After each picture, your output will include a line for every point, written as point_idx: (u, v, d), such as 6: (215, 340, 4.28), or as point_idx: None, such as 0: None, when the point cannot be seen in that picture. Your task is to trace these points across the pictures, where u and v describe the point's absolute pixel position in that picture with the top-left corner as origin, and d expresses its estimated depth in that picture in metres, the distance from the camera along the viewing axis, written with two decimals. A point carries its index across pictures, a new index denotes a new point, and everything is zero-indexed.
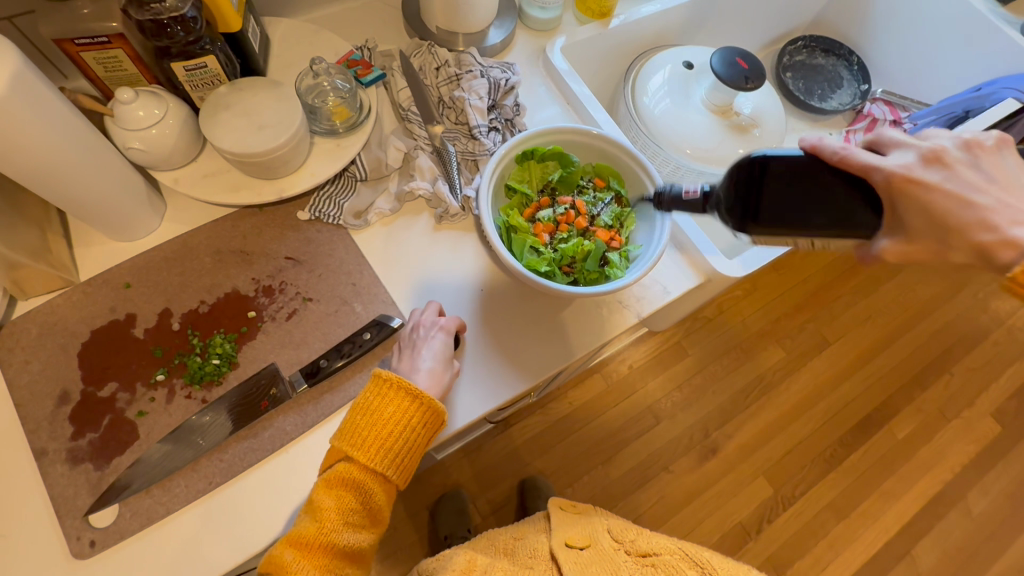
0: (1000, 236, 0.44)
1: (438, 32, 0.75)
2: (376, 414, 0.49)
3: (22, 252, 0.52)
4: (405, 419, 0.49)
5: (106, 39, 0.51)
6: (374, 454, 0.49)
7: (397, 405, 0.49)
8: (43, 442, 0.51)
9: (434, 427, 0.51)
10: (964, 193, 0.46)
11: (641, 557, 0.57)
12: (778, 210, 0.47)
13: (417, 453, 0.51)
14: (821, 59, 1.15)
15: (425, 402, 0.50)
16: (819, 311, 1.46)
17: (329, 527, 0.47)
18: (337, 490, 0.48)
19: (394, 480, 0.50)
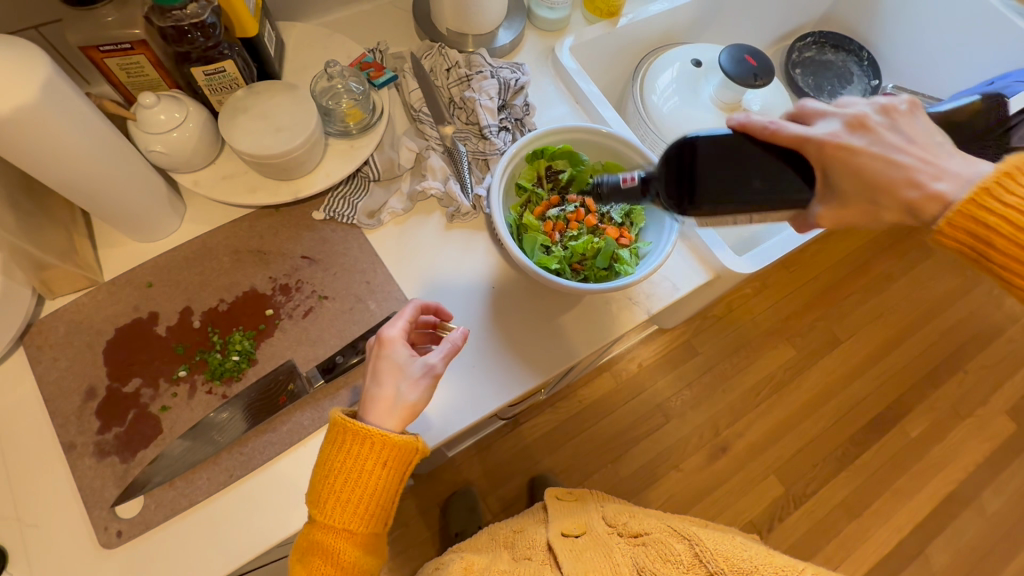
0: (925, 193, 0.45)
1: (448, 34, 0.76)
2: (327, 467, 0.46)
3: (51, 253, 0.54)
4: (356, 465, 0.46)
5: (129, 45, 0.53)
6: (332, 511, 0.46)
7: (347, 450, 0.46)
8: (72, 436, 0.53)
9: (403, 461, 0.47)
10: (886, 154, 0.46)
11: (633, 537, 0.59)
12: (714, 188, 0.49)
13: (386, 495, 0.47)
14: (830, 55, 1.14)
15: (377, 439, 0.45)
16: (831, 309, 1.46)
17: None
18: (307, 557, 0.46)
19: (367, 532, 0.47)
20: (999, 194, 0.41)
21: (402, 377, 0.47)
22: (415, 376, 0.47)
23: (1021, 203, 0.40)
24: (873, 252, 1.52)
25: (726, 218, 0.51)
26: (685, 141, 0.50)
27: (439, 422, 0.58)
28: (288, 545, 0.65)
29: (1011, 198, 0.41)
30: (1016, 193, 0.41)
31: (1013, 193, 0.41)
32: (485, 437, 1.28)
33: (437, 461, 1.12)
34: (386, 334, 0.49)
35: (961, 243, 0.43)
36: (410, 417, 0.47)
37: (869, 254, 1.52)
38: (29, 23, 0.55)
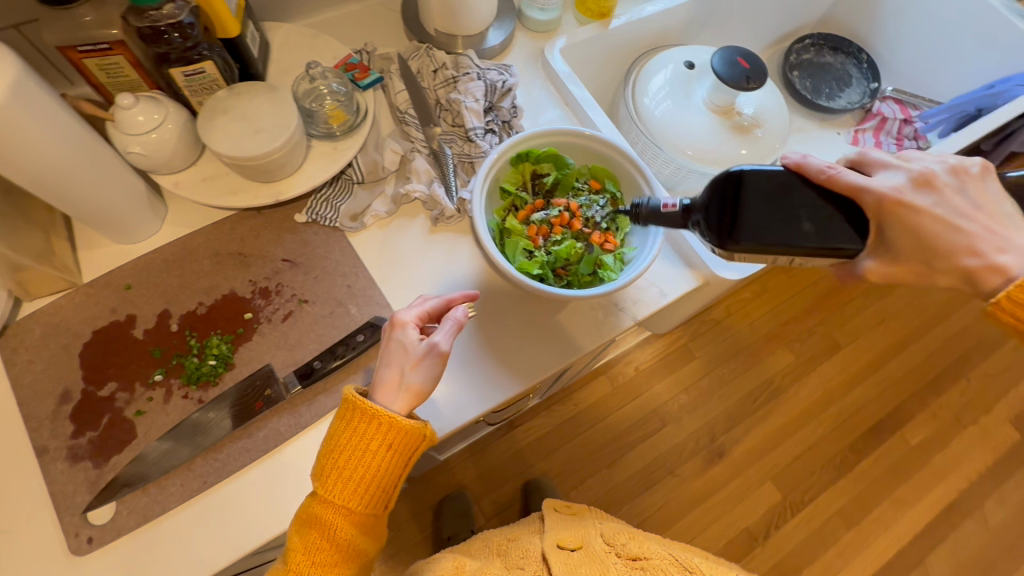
0: (985, 262, 0.48)
1: (437, 35, 0.75)
2: (335, 441, 0.46)
3: (27, 255, 0.54)
4: (364, 444, 0.45)
5: (107, 46, 0.52)
6: (334, 487, 0.45)
7: (355, 428, 0.45)
8: (45, 441, 0.52)
9: (410, 447, 0.46)
10: (950, 218, 0.48)
11: (631, 560, 0.57)
12: (768, 224, 0.45)
13: (388, 479, 0.46)
14: (830, 57, 1.13)
15: (387, 421, 0.45)
16: (831, 314, 1.44)
17: (298, 568, 0.45)
18: (304, 528, 0.46)
19: (366, 512, 0.47)
20: None
21: (408, 361, 0.47)
22: (420, 359, 0.47)
23: None
24: None
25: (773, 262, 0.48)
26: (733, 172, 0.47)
27: None
28: (269, 550, 0.65)
29: None
30: None
31: None
32: (478, 441, 1.27)
33: (428, 465, 1.12)
34: (399, 316, 0.49)
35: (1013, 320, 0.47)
36: (416, 401, 0.47)
37: None
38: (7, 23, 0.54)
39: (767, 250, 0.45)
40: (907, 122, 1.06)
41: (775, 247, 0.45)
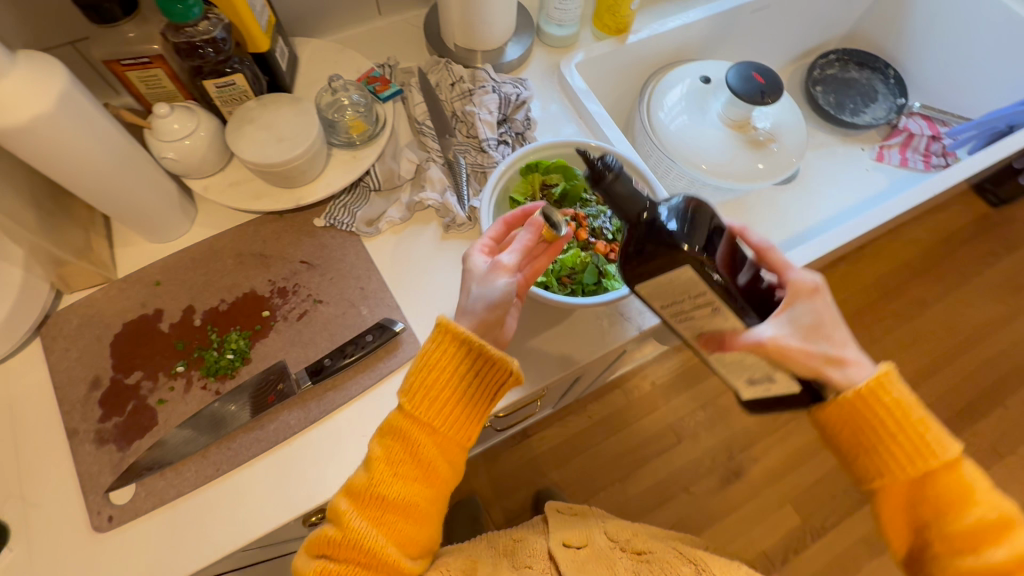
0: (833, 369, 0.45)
1: (456, 50, 0.79)
2: (427, 358, 0.45)
3: (68, 251, 0.58)
4: (456, 362, 0.45)
5: (147, 59, 0.57)
6: (421, 402, 0.45)
7: (450, 348, 0.45)
8: (75, 423, 0.56)
9: (500, 379, 0.46)
10: (839, 321, 0.47)
11: (636, 555, 0.60)
12: (710, 248, 0.48)
13: (477, 406, 0.46)
14: (855, 72, 1.12)
15: (482, 347, 0.44)
16: (858, 334, 1.41)
17: (381, 477, 0.44)
18: (387, 439, 0.45)
19: (453, 436, 0.46)
20: (888, 388, 0.44)
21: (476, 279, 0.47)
22: (487, 276, 0.46)
23: (900, 400, 0.44)
24: (903, 276, 1.47)
25: (687, 293, 0.45)
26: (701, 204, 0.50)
27: None
28: (288, 541, 0.68)
29: (895, 394, 0.44)
30: (897, 391, 0.44)
31: (896, 390, 0.44)
32: (491, 448, 1.28)
33: None
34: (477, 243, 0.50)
35: (841, 419, 0.45)
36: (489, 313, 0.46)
37: (900, 278, 1.47)
38: (62, 40, 0.60)
39: (698, 265, 0.46)
40: (935, 138, 1.03)
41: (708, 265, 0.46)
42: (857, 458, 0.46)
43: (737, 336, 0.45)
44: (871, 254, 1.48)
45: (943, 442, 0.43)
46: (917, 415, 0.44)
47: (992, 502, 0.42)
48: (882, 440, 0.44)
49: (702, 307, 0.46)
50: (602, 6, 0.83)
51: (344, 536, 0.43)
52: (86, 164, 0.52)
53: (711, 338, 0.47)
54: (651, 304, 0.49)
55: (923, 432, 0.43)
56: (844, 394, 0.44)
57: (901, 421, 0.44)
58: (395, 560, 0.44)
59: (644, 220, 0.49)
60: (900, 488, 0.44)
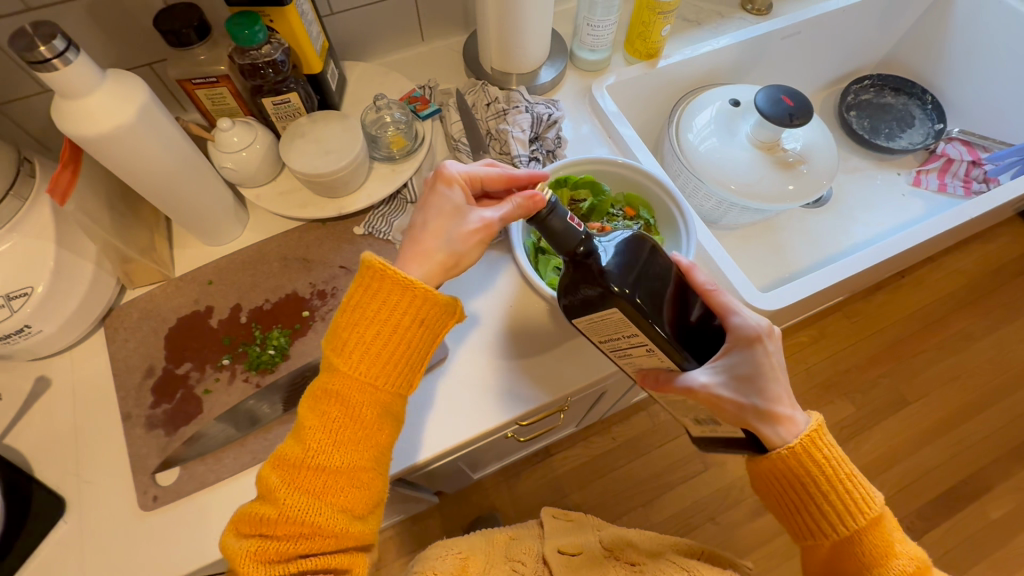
0: (771, 424, 0.47)
1: (493, 73, 0.84)
2: (359, 316, 0.46)
3: (134, 249, 0.64)
4: (395, 315, 0.46)
5: (215, 79, 0.63)
6: (357, 362, 0.46)
7: (383, 300, 0.46)
8: (129, 408, 0.60)
9: (439, 323, 0.49)
10: (777, 372, 0.48)
11: (630, 565, 0.58)
12: (647, 292, 0.45)
13: (415, 357, 0.48)
14: (891, 98, 1.12)
15: (418, 293, 0.46)
16: (898, 365, 1.36)
17: (317, 444, 0.45)
18: (321, 407, 0.46)
19: (392, 390, 0.47)
20: (821, 447, 0.48)
21: (458, 226, 0.49)
22: (469, 227, 0.50)
23: (832, 458, 0.48)
24: (948, 307, 1.42)
25: (620, 332, 0.47)
26: (640, 236, 0.48)
27: (444, 431, 0.61)
28: None
29: (827, 452, 0.48)
30: (829, 449, 0.48)
31: (828, 449, 0.48)
32: (513, 466, 1.28)
33: (461, 482, 1.14)
34: (448, 172, 0.51)
35: (778, 476, 0.48)
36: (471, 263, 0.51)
37: (944, 309, 1.42)
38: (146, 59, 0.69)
39: (631, 312, 0.44)
40: (975, 164, 1.03)
41: (645, 316, 0.45)
42: (793, 514, 0.50)
43: (670, 380, 0.48)
44: (911, 284, 1.44)
45: (867, 498, 0.48)
46: (846, 473, 0.48)
47: (909, 552, 0.47)
48: (814, 499, 0.48)
49: (636, 346, 0.48)
50: (634, 32, 0.86)
51: (279, 510, 0.43)
52: (157, 170, 0.57)
53: (647, 374, 0.52)
54: (591, 335, 0.52)
55: (849, 490, 0.48)
56: (776, 451, 0.47)
57: (832, 479, 0.48)
58: (343, 526, 0.44)
59: (580, 253, 0.46)
60: (832, 543, 0.49)
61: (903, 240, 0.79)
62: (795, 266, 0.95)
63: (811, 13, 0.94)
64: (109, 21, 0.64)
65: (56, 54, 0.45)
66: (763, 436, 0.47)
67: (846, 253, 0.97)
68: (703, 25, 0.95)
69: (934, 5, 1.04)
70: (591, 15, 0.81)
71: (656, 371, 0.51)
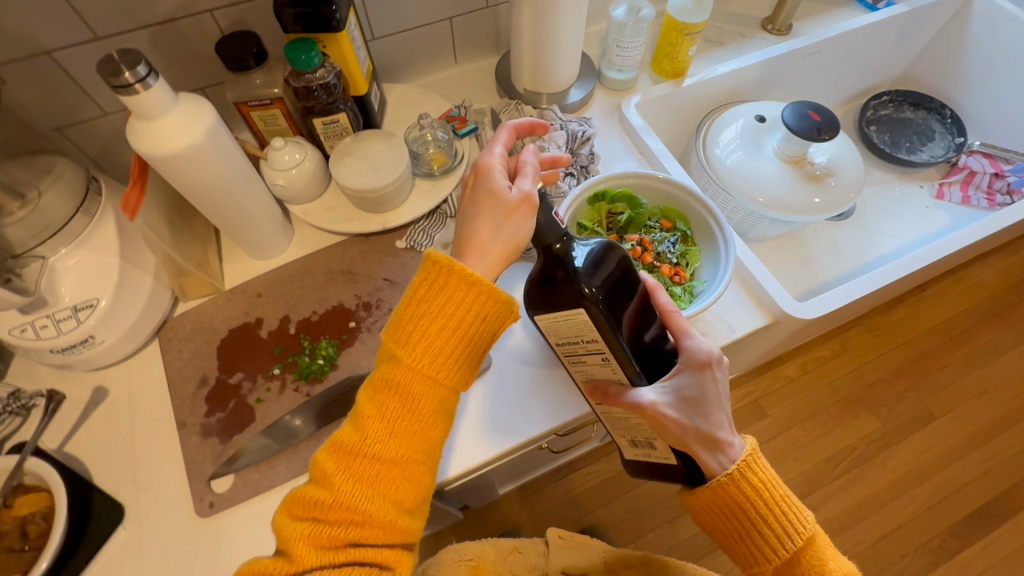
0: (714, 448, 0.49)
1: (524, 92, 0.87)
2: (422, 308, 0.45)
3: (190, 263, 0.66)
4: (457, 309, 0.45)
5: (269, 101, 0.66)
6: (418, 354, 0.45)
7: (449, 295, 0.45)
8: (185, 416, 0.62)
9: (500, 321, 0.47)
10: (721, 401, 0.50)
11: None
12: (616, 302, 0.45)
13: (474, 353, 0.47)
14: (910, 112, 1.14)
15: (484, 290, 0.45)
16: (925, 378, 1.35)
17: (373, 433, 0.44)
18: (380, 397, 0.45)
19: (449, 385, 0.46)
20: (756, 472, 0.49)
21: (500, 207, 0.47)
22: (512, 206, 0.47)
23: (768, 482, 0.50)
24: (973, 319, 1.41)
25: (581, 335, 0.47)
26: (617, 247, 0.47)
27: (489, 439, 0.62)
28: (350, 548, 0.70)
29: (762, 477, 0.50)
30: (763, 473, 0.50)
31: (762, 473, 0.50)
32: (537, 481, 1.28)
33: (487, 496, 1.14)
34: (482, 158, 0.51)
35: (720, 502, 0.50)
36: (502, 264, 0.48)
37: (969, 321, 1.41)
38: (206, 82, 0.74)
39: (598, 319, 0.44)
40: (998, 176, 1.04)
41: (610, 324, 0.44)
42: (737, 542, 0.51)
43: (620, 394, 0.49)
44: (934, 296, 1.44)
45: (801, 520, 0.50)
46: (781, 495, 0.50)
47: (841, 568, 0.49)
48: (754, 524, 0.49)
49: (592, 354, 0.48)
50: (661, 53, 0.89)
51: (334, 496, 0.43)
52: (220, 187, 0.60)
53: (596, 385, 0.52)
54: (548, 335, 0.52)
55: (787, 512, 0.50)
56: (716, 478, 0.49)
57: (768, 502, 0.49)
58: (390, 518, 0.44)
59: (557, 250, 0.44)
60: (775, 568, 0.50)
61: (933, 251, 0.80)
62: (822, 278, 0.96)
63: (832, 32, 0.97)
64: (172, 48, 0.68)
65: (139, 79, 0.48)
66: (703, 461, 0.49)
67: (872, 265, 0.98)
68: (726, 45, 0.98)
69: (950, 22, 1.06)
70: (620, 37, 0.84)
71: (608, 383, 0.51)
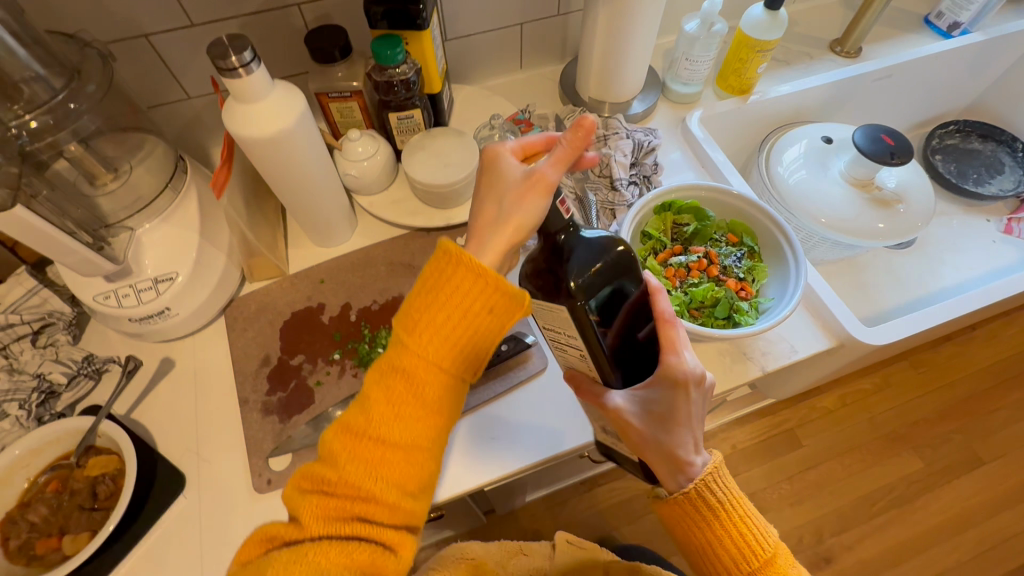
0: (674, 462, 0.47)
1: (589, 100, 0.87)
2: (432, 296, 0.44)
3: (262, 245, 0.68)
4: (466, 299, 0.43)
5: (348, 94, 0.68)
6: (424, 342, 0.44)
7: (456, 285, 0.43)
8: (247, 393, 0.63)
9: (513, 314, 0.45)
10: (692, 422, 0.46)
11: None
12: (608, 305, 0.42)
13: (484, 345, 0.45)
14: (978, 144, 1.10)
15: (492, 279, 0.43)
16: (973, 421, 1.29)
17: (378, 416, 0.44)
18: (385, 382, 0.44)
19: (456, 374, 0.45)
20: (714, 488, 0.48)
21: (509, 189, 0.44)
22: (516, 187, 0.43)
23: (728, 497, 0.48)
24: None
25: (564, 329, 0.45)
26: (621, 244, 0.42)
27: (544, 442, 0.61)
28: None
29: (722, 492, 0.48)
30: (723, 488, 0.48)
31: (721, 488, 0.48)
32: (561, 493, 1.26)
33: (512, 503, 1.13)
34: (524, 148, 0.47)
35: (681, 517, 0.49)
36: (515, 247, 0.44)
37: None
38: (292, 71, 0.76)
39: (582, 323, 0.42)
40: None
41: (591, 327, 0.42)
42: (700, 556, 0.50)
43: (589, 387, 0.48)
44: (988, 336, 1.38)
45: (763, 536, 0.48)
46: (741, 510, 0.48)
47: None
48: (714, 540, 0.48)
49: (573, 348, 0.46)
50: (728, 69, 0.89)
51: (339, 474, 0.44)
52: (300, 173, 0.62)
53: (574, 375, 0.52)
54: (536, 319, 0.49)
55: (748, 528, 0.48)
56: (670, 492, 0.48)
57: (726, 518, 0.48)
58: (396, 500, 0.44)
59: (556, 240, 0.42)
60: None
61: (1008, 286, 0.77)
62: (879, 308, 0.94)
63: (903, 57, 0.95)
64: (261, 38, 0.71)
65: (243, 63, 0.50)
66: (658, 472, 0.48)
67: (932, 298, 0.95)
68: (793, 65, 0.97)
69: None
70: (690, 51, 0.84)
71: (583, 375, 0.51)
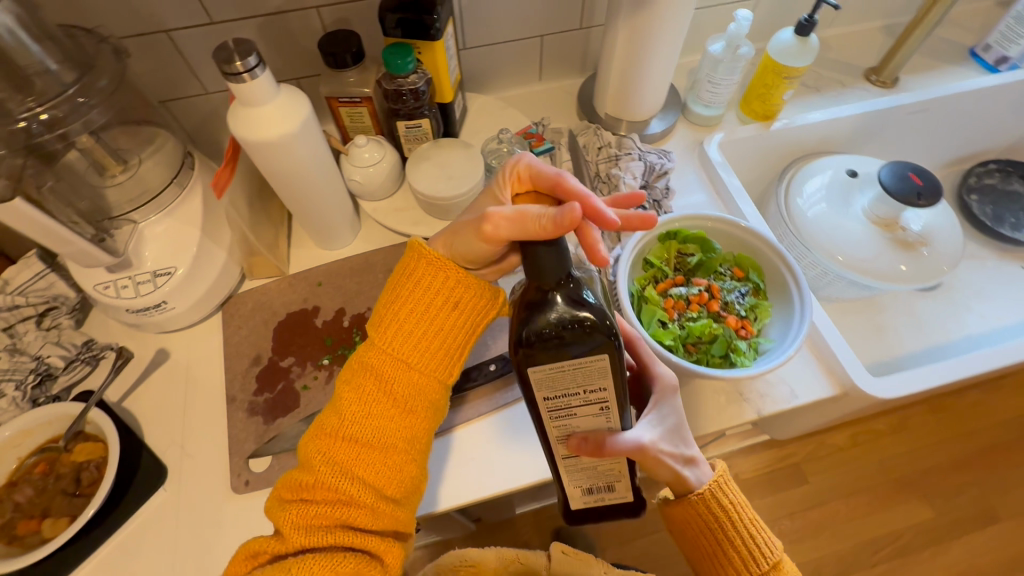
0: (695, 471, 0.50)
1: (605, 117, 0.86)
2: (398, 296, 0.47)
3: (262, 244, 0.68)
4: (431, 295, 0.47)
5: (359, 100, 0.69)
6: (392, 338, 0.47)
7: (418, 280, 0.47)
8: (235, 392, 0.64)
9: (479, 308, 0.48)
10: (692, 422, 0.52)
11: None
12: None
13: (451, 340, 0.48)
14: (1018, 185, 1.04)
15: (455, 275, 0.47)
16: (993, 475, 1.23)
17: (351, 416, 0.45)
18: (358, 383, 0.47)
19: (427, 373, 0.47)
20: (724, 491, 0.50)
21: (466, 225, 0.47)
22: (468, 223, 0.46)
23: (736, 502, 0.50)
24: None
25: (581, 381, 0.41)
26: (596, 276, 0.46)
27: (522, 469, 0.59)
28: None
29: (731, 496, 0.50)
30: (732, 493, 0.50)
31: (731, 493, 0.50)
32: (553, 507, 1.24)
33: (501, 515, 1.12)
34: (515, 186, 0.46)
35: (690, 518, 0.50)
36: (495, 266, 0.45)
37: None
38: (307, 73, 0.77)
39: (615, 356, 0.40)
40: None
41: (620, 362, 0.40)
42: (705, 561, 0.50)
43: (615, 442, 0.43)
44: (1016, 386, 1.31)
45: (769, 547, 0.48)
46: (750, 518, 0.49)
47: None
48: (721, 545, 0.49)
49: (590, 405, 0.43)
50: (752, 94, 0.86)
51: (315, 477, 0.44)
52: (303, 177, 0.62)
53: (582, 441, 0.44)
54: (531, 391, 0.42)
55: (754, 539, 0.48)
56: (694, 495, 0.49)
57: (735, 524, 0.49)
58: (374, 502, 0.44)
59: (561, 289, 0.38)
60: None
61: None
62: (894, 351, 0.89)
63: (941, 91, 0.91)
64: (277, 40, 0.71)
65: (247, 69, 0.50)
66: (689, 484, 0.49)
67: (954, 346, 0.90)
68: (823, 92, 0.94)
69: None
70: (713, 73, 0.81)
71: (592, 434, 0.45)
